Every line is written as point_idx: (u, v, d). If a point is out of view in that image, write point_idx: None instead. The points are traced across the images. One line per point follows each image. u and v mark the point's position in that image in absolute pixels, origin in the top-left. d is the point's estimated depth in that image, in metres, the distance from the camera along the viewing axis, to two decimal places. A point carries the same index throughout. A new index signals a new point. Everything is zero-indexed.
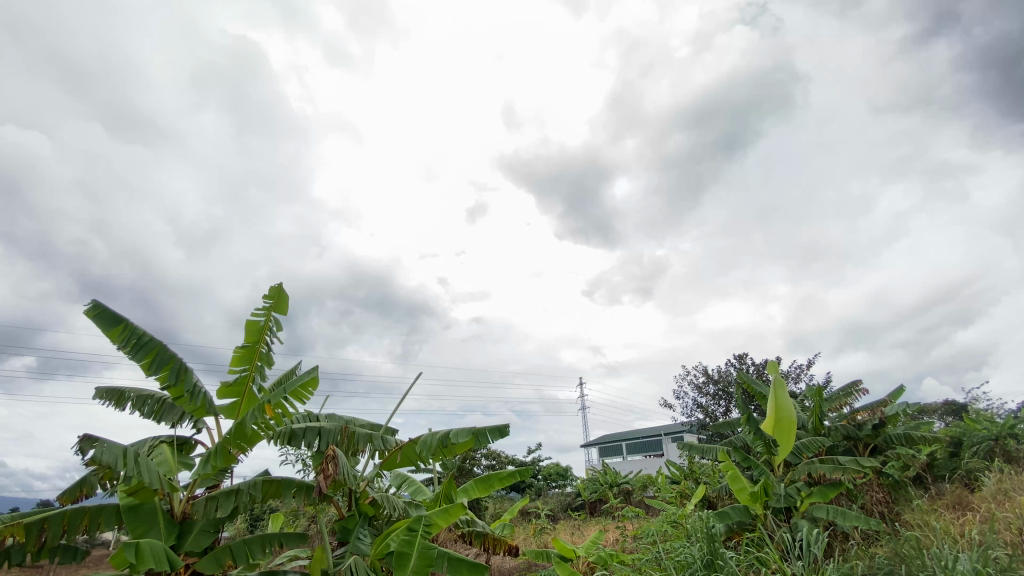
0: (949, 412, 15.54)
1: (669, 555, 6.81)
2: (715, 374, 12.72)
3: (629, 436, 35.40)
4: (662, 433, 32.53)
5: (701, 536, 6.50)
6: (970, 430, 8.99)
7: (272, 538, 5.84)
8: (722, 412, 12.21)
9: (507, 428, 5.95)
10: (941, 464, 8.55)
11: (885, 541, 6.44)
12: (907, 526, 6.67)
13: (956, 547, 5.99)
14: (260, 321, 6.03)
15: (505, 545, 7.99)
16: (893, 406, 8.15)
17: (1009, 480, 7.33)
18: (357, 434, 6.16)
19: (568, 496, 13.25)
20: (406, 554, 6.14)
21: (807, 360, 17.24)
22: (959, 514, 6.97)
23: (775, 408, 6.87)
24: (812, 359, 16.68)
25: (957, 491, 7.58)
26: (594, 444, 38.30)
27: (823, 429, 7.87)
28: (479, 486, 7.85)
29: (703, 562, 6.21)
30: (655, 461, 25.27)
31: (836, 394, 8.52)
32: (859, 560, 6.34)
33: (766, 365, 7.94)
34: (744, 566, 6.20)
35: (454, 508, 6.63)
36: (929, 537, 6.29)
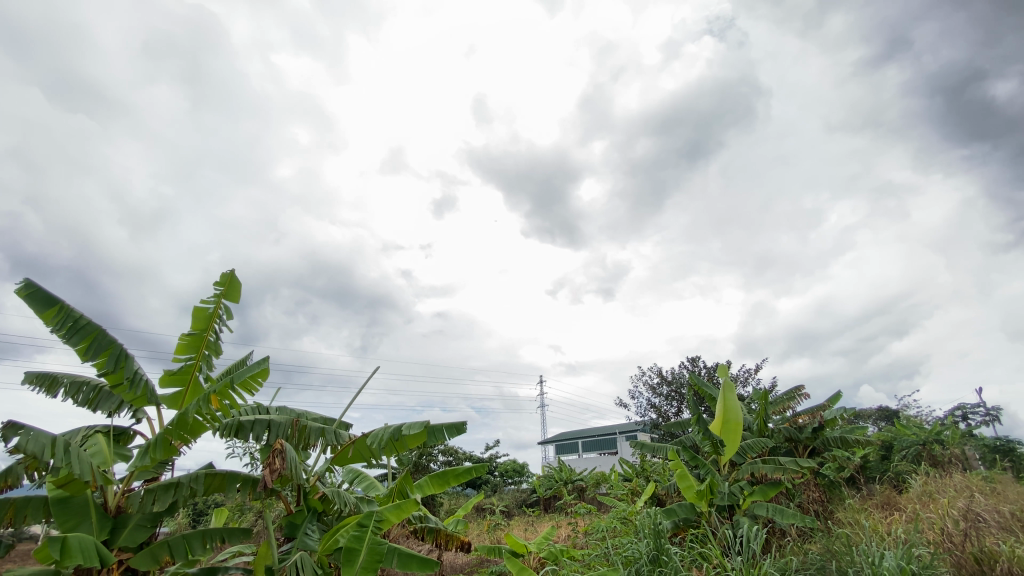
0: (883, 417, 16.53)
1: (617, 550, 6.97)
2: (669, 376, 13.08)
3: (585, 434, 36.02)
4: (617, 432, 33.27)
5: (648, 532, 6.69)
6: (901, 434, 9.60)
7: (214, 533, 5.59)
8: (674, 413, 12.60)
9: (464, 424, 5.96)
10: (872, 466, 9.10)
11: (818, 538, 6.80)
12: (839, 524, 7.08)
13: (882, 544, 6.40)
14: (209, 308, 5.78)
15: (457, 541, 7.99)
16: (832, 410, 8.60)
17: (933, 482, 7.89)
18: (309, 427, 6.01)
19: (523, 492, 13.35)
20: (354, 550, 6.04)
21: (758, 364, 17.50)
22: (886, 514, 7.45)
23: (724, 410, 7.15)
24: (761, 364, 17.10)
25: (886, 492, 8.09)
26: (551, 442, 38.75)
27: (766, 430, 8.23)
28: (434, 481, 7.81)
29: (649, 557, 6.41)
30: (608, 460, 25.82)
31: (780, 398, 8.90)
32: (794, 556, 6.68)
33: (717, 368, 8.23)
34: (687, 561, 6.43)
35: (406, 504, 6.56)
36: (859, 535, 6.69)
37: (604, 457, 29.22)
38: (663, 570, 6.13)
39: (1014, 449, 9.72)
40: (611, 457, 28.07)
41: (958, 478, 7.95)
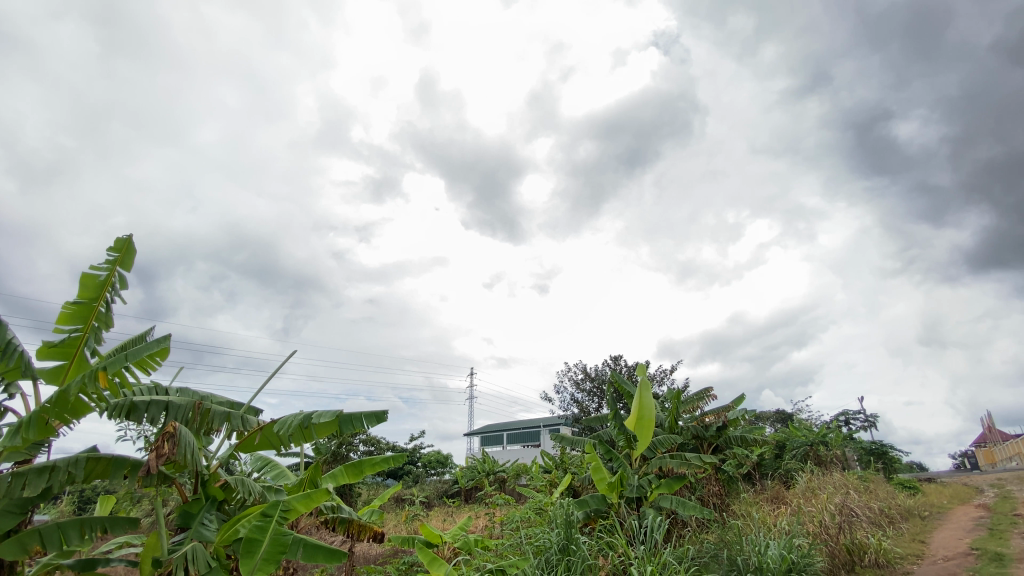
0: (778, 420, 18.10)
1: (529, 540, 7.11)
2: (592, 373, 13.53)
3: (511, 427, 36.59)
4: (542, 426, 34.11)
5: (560, 522, 6.89)
6: (793, 435, 10.54)
7: (95, 522, 5.06)
8: (594, 409, 13.06)
9: (383, 413, 5.80)
10: (767, 463, 9.91)
11: (714, 528, 7.32)
12: (734, 516, 7.65)
13: (768, 534, 7.01)
14: (100, 276, 5.22)
15: (370, 531, 7.82)
16: (735, 411, 9.26)
17: (816, 480, 8.72)
18: (213, 411, 5.59)
19: (445, 483, 13.32)
20: (255, 541, 5.73)
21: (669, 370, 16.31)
22: (775, 507, 8.14)
23: (639, 407, 7.49)
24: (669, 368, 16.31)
25: (776, 487, 8.84)
26: (476, 434, 38.98)
27: (676, 427, 8.73)
28: (349, 471, 7.56)
29: (559, 546, 6.60)
30: (529, 453, 26.41)
31: (691, 398, 9.43)
32: (692, 545, 7.14)
33: (636, 367, 8.62)
34: (595, 550, 6.70)
35: (317, 493, 6.28)
36: (749, 526, 7.28)
37: (527, 449, 29.85)
38: (572, 559, 6.34)
39: (885, 452, 10.96)
40: (533, 450, 28.63)
41: (837, 477, 8.84)
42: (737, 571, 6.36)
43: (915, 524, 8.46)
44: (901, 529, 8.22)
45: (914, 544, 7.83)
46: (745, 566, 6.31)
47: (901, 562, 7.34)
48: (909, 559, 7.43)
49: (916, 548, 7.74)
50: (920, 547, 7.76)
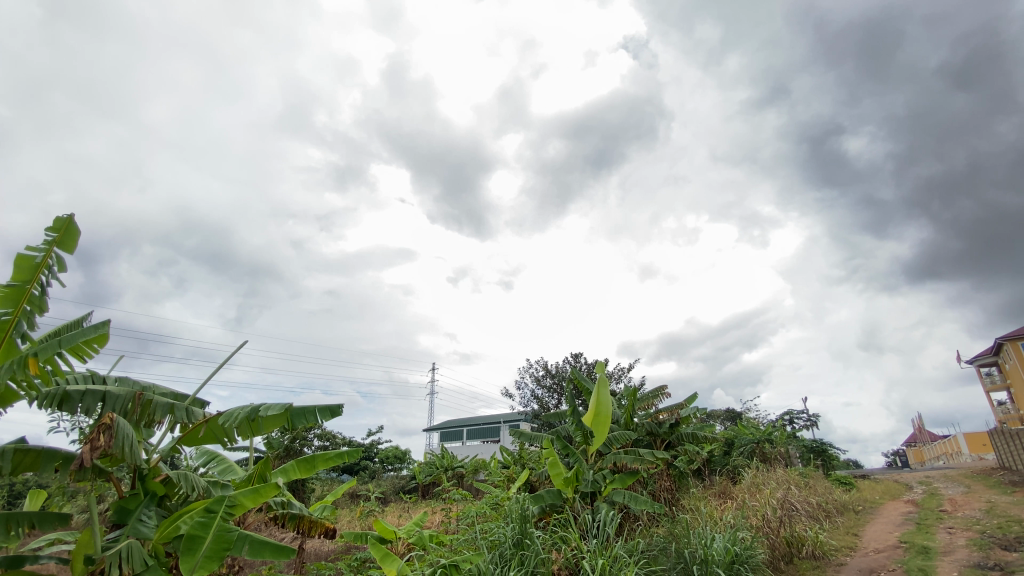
0: (729, 417, 18.84)
1: (484, 535, 7.13)
2: (553, 369, 13.68)
3: (471, 422, 36.55)
4: (502, 421, 34.25)
5: (515, 517, 6.95)
6: (741, 433, 11.00)
7: (21, 518, 4.72)
8: (554, 405, 13.22)
9: (339, 407, 5.68)
10: (717, 459, 10.29)
11: (664, 522, 7.55)
12: (683, 510, 7.92)
13: (714, 527, 7.30)
14: (35, 257, 4.86)
15: (321, 527, 7.64)
16: (687, 409, 9.54)
17: (761, 475, 9.13)
18: (155, 402, 5.31)
19: (402, 479, 13.17)
20: (197, 538, 5.50)
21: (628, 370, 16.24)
22: (722, 501, 8.47)
23: (596, 403, 7.63)
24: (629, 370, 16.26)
25: (724, 482, 9.20)
26: (436, 429, 38.69)
27: (631, 424, 8.98)
28: (301, 465, 7.37)
29: (513, 541, 6.66)
30: (488, 448, 26.44)
31: (646, 395, 9.67)
32: (642, 538, 7.35)
33: (595, 364, 8.76)
34: (549, 544, 6.80)
35: (265, 488, 6.08)
36: (696, 520, 7.55)
37: (486, 445, 29.88)
38: (526, 553, 6.42)
39: (824, 450, 11.60)
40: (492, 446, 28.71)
41: (780, 473, 9.28)
42: (684, 563, 6.59)
43: (850, 518, 8.99)
44: (836, 523, 8.72)
45: (847, 536, 8.33)
46: (691, 558, 6.55)
47: (835, 553, 7.80)
48: (843, 551, 7.90)
49: (849, 540, 8.24)
50: (853, 539, 8.27)
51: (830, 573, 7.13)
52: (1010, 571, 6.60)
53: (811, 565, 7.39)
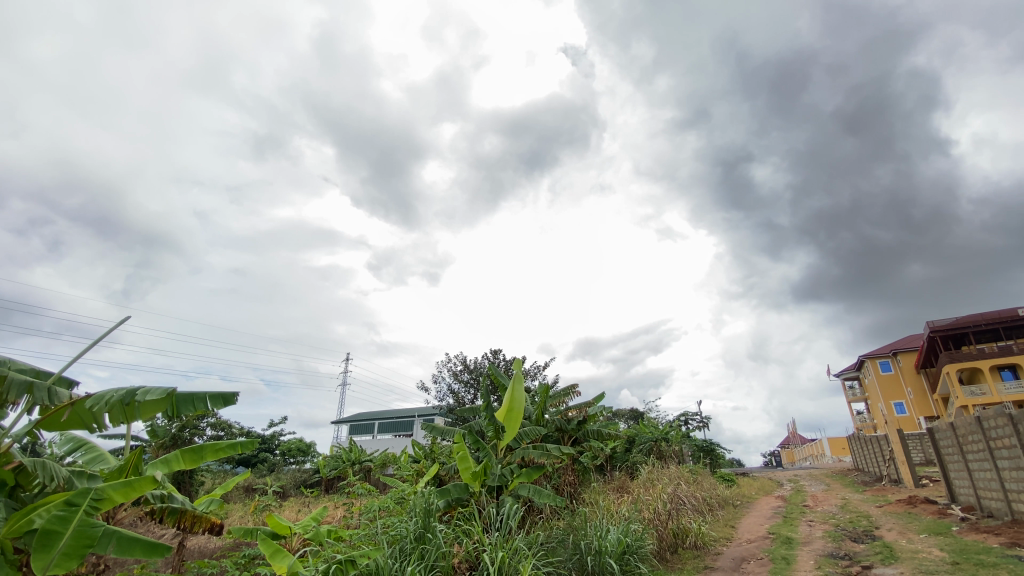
0: (632, 417, 20.06)
1: (385, 530, 6.95)
2: (471, 365, 13.70)
3: (383, 415, 35.65)
4: (416, 415, 33.78)
5: (418, 511, 6.88)
6: (642, 432, 11.73)
7: None
8: (469, 400, 13.25)
9: (233, 396, 5.30)
10: (618, 456, 10.85)
11: (564, 515, 7.86)
12: (583, 504, 8.28)
13: (610, 519, 7.73)
14: None
15: (205, 523, 7.11)
16: (594, 407, 10.23)
17: (655, 472, 9.77)
18: (8, 379, 4.60)
19: (304, 472, 12.57)
20: (52, 534, 4.85)
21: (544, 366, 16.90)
22: (619, 496, 8.96)
23: (510, 399, 7.74)
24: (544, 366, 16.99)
25: (623, 477, 9.75)
26: (345, 422, 37.34)
27: (542, 420, 9.23)
28: (187, 457, 6.77)
29: (414, 535, 6.59)
30: (399, 443, 25.96)
31: (558, 393, 10.03)
32: (542, 531, 7.58)
33: (513, 361, 8.89)
34: (451, 539, 6.80)
35: (140, 480, 5.46)
36: (594, 513, 7.94)
37: (397, 439, 29.31)
38: (426, 547, 6.39)
39: (713, 450, 12.67)
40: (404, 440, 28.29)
41: (673, 469, 10.00)
42: (580, 555, 6.90)
43: (729, 512, 9.90)
44: (717, 516, 9.56)
45: (725, 528, 9.16)
46: (587, 549, 6.88)
47: (714, 543, 8.57)
48: (721, 541, 8.69)
49: (726, 532, 9.06)
50: (730, 530, 9.12)
51: (708, 561, 7.84)
52: (857, 560, 7.62)
53: (692, 554, 8.09)
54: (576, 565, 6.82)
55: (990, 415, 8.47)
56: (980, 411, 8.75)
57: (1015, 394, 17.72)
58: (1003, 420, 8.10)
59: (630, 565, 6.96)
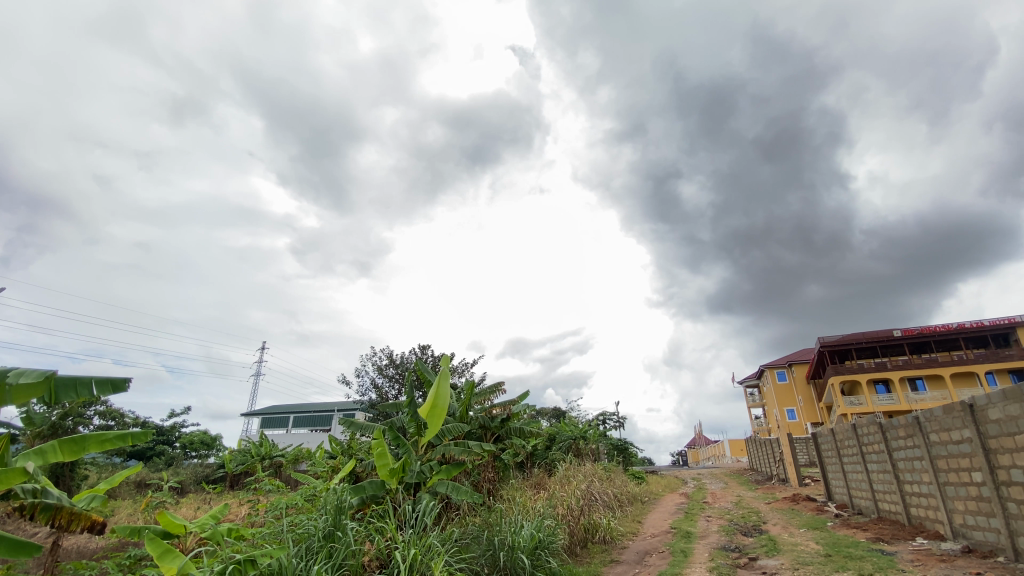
0: (554, 416, 20.67)
1: (291, 529, 6.64)
2: (397, 360, 13.44)
3: (300, 409, 34.09)
4: (336, 410, 32.63)
5: (329, 508, 6.65)
6: (562, 430, 12.11)
7: None
8: (393, 395, 13.01)
9: (126, 382, 4.83)
10: (538, 453, 11.11)
11: (481, 512, 7.93)
12: (500, 500, 8.40)
13: (525, 515, 7.91)
14: None
15: (85, 521, 6.43)
16: (518, 405, 10.41)
17: (572, 469, 10.12)
18: None
19: (207, 467, 11.77)
20: None
21: (472, 363, 16.94)
22: (536, 492, 9.19)
23: (435, 396, 7.67)
24: (472, 363, 17.03)
25: (541, 474, 9.99)
26: (257, 414, 35.27)
27: (466, 417, 9.24)
28: (66, 448, 6.06)
29: (323, 534, 6.37)
30: (312, 439, 24.93)
31: (484, 390, 10.07)
32: (457, 527, 7.61)
33: (441, 357, 8.79)
34: (363, 537, 6.65)
35: (8, 472, 4.82)
36: (510, 509, 8.08)
37: (313, 434, 28.17)
38: (335, 545, 6.21)
39: (626, 449, 13.32)
40: (319, 435, 27.22)
41: (588, 467, 10.41)
42: (493, 550, 7.00)
43: (637, 507, 10.47)
44: (626, 511, 10.08)
45: (633, 523, 9.70)
46: (500, 545, 7.00)
47: (621, 537, 9.05)
48: (627, 535, 9.18)
49: (633, 527, 9.59)
50: (636, 525, 9.65)
51: (614, 555, 8.26)
52: (745, 552, 8.34)
53: (600, 548, 8.49)
54: (489, 560, 6.91)
55: (865, 423, 9.59)
56: (856, 419, 9.89)
57: (885, 405, 20.16)
58: (875, 428, 9.23)
59: (541, 560, 7.16)
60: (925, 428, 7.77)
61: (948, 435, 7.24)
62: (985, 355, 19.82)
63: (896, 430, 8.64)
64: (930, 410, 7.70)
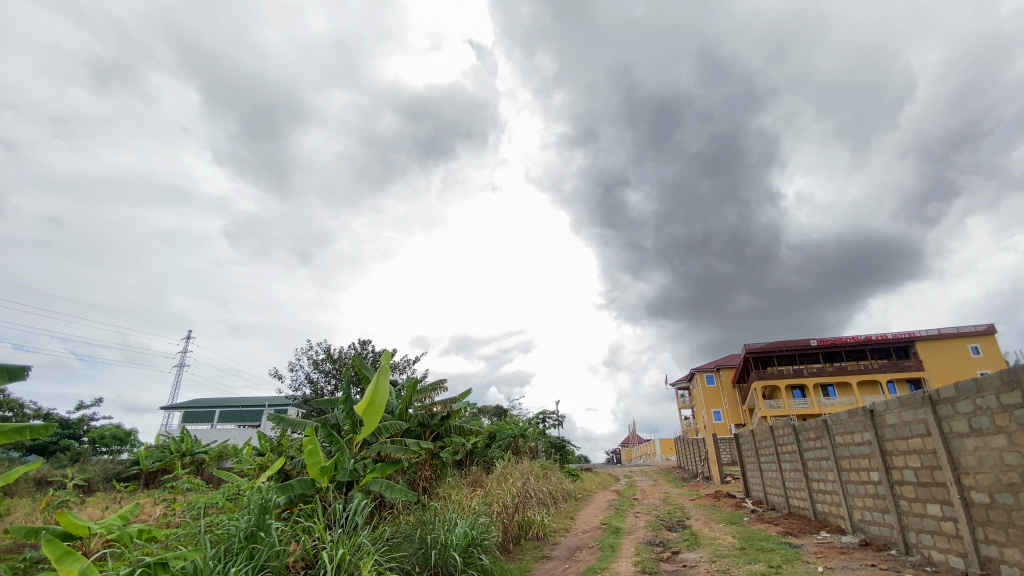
0: (495, 414, 20.85)
1: (210, 529, 6.32)
2: (334, 354, 13.06)
3: (228, 403, 32.44)
4: (267, 404, 31.31)
5: (252, 508, 6.38)
6: (503, 428, 12.22)
7: None
8: (329, 390, 12.65)
9: (24, 370, 4.36)
10: (478, 450, 11.15)
11: (415, 510, 7.87)
12: (435, 498, 8.39)
13: (459, 512, 7.93)
14: None
15: None
16: (458, 403, 10.40)
17: (509, 467, 10.25)
18: None
19: (118, 464, 10.99)
20: None
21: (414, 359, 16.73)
22: (472, 489, 9.23)
23: (372, 393, 7.51)
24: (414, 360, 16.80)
25: (479, 472, 10.06)
26: (179, 408, 33.23)
27: (405, 414, 9.13)
28: None
29: (245, 534, 6.09)
30: (239, 435, 23.81)
31: (425, 388, 9.98)
32: (390, 526, 7.52)
33: (381, 353, 8.62)
34: (288, 537, 6.43)
35: None
36: (445, 507, 8.08)
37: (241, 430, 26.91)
38: (257, 546, 5.96)
39: (564, 447, 13.64)
40: (247, 431, 26.21)
41: (526, 464, 10.57)
42: (425, 549, 6.96)
43: (570, 504, 10.77)
44: (560, 508, 10.34)
45: (565, 519, 9.96)
46: (433, 543, 6.98)
47: (553, 534, 9.27)
48: (559, 532, 9.42)
49: (566, 523, 9.85)
50: (569, 521, 9.92)
51: (546, 551, 8.47)
52: (668, 547, 8.77)
53: (532, 544, 8.66)
54: (420, 559, 6.86)
55: (781, 425, 10.34)
56: (773, 422, 10.63)
57: (801, 409, 21.80)
58: (789, 429, 9.98)
59: (473, 558, 7.21)
60: (832, 431, 8.49)
61: (851, 437, 7.94)
62: (888, 365, 21.83)
63: (807, 432, 9.36)
64: (836, 414, 8.41)
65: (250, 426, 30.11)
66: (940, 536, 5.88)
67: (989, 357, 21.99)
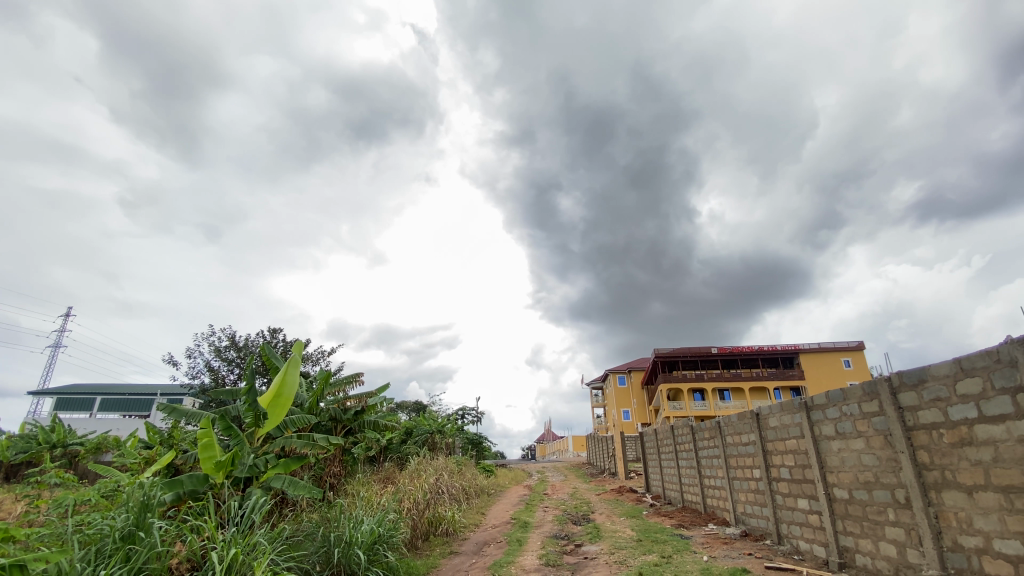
0: (414, 409, 20.61)
1: (80, 528, 5.74)
2: (239, 342, 12.25)
3: (112, 391, 29.30)
4: (160, 393, 28.69)
5: (132, 506, 5.86)
6: (420, 424, 12.12)
7: None
8: (231, 380, 11.85)
9: None
10: (392, 446, 10.97)
11: (320, 508, 7.61)
12: (343, 495, 8.16)
13: (367, 509, 7.77)
14: None
15: None
16: (374, 398, 10.15)
17: (424, 463, 10.20)
18: None
19: None
20: None
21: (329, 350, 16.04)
22: (383, 486, 9.07)
23: (279, 385, 7.12)
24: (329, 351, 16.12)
25: (392, 468, 9.91)
26: (51, 393, 29.50)
27: (315, 408, 8.77)
28: None
29: (121, 534, 5.58)
30: (122, 427, 21.56)
31: (339, 380, 9.63)
32: (290, 524, 7.21)
33: (293, 343, 8.21)
34: (172, 536, 5.97)
35: None
36: (352, 504, 7.88)
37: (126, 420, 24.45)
38: (135, 547, 5.48)
39: (480, 443, 13.78)
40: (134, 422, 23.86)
41: (441, 461, 10.57)
42: (327, 547, 6.75)
43: (483, 499, 10.94)
44: (472, 503, 10.46)
45: (476, 515, 10.09)
46: (336, 541, 6.78)
47: (462, 529, 9.36)
48: (469, 527, 9.53)
49: (476, 518, 9.99)
50: (480, 517, 10.07)
51: (454, 546, 8.54)
52: (572, 539, 9.19)
53: (441, 540, 8.70)
54: (321, 558, 6.64)
55: (680, 426, 11.15)
56: (674, 423, 11.44)
57: (699, 411, 23.59)
58: (687, 430, 10.79)
59: (378, 555, 7.10)
60: (723, 432, 9.29)
61: (739, 438, 8.75)
62: (775, 373, 24.23)
63: (703, 433, 10.17)
64: (728, 417, 9.21)
65: (139, 416, 27.43)
66: (808, 527, 6.64)
67: (859, 369, 25.02)
